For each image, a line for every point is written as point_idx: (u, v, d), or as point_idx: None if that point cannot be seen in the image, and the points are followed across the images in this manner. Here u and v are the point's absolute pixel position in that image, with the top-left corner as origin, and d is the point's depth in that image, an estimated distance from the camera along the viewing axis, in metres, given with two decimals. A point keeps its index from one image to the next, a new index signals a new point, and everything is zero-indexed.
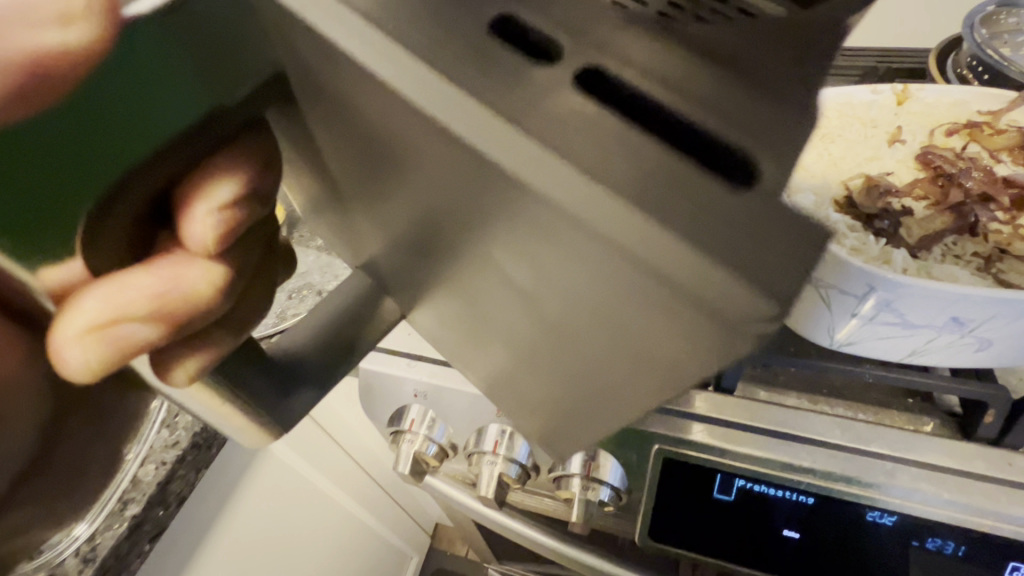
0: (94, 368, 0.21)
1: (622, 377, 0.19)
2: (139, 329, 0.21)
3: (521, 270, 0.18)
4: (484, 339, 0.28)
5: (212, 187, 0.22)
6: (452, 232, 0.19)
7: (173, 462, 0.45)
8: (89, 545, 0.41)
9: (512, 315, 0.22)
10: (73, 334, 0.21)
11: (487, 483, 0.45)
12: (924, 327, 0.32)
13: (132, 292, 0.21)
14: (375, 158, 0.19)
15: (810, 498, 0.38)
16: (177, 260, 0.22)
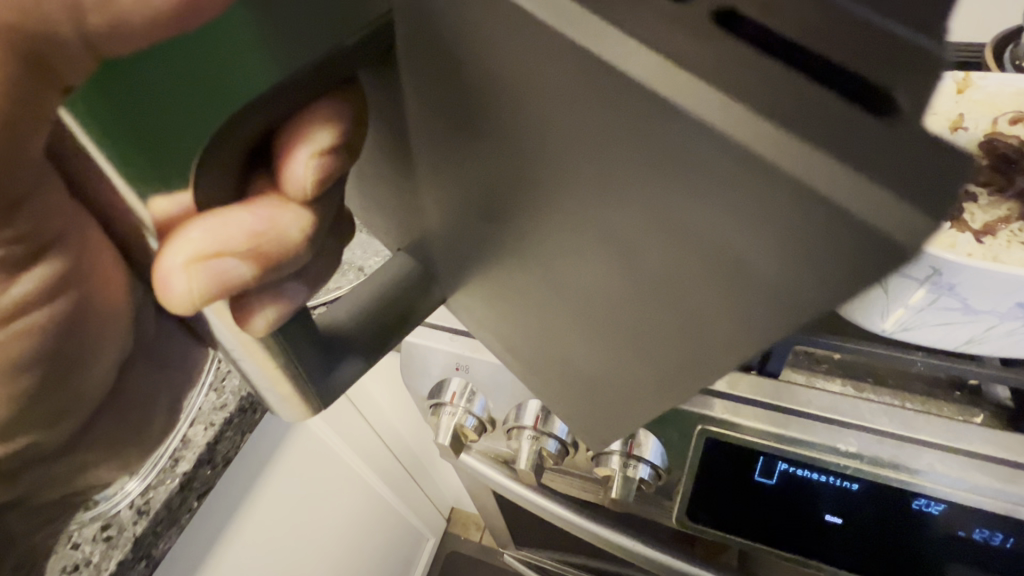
0: (193, 298, 0.24)
1: (699, 325, 0.20)
2: (237, 263, 0.24)
3: (604, 218, 0.19)
4: (542, 305, 0.28)
5: (311, 138, 0.23)
6: (545, 172, 0.20)
7: (220, 424, 0.45)
8: (142, 498, 0.43)
9: (588, 271, 0.23)
10: (181, 262, 0.23)
11: (526, 458, 0.46)
12: (985, 313, 0.32)
13: (234, 229, 0.23)
14: (467, 113, 0.20)
15: (855, 484, 0.38)
16: (271, 204, 0.24)
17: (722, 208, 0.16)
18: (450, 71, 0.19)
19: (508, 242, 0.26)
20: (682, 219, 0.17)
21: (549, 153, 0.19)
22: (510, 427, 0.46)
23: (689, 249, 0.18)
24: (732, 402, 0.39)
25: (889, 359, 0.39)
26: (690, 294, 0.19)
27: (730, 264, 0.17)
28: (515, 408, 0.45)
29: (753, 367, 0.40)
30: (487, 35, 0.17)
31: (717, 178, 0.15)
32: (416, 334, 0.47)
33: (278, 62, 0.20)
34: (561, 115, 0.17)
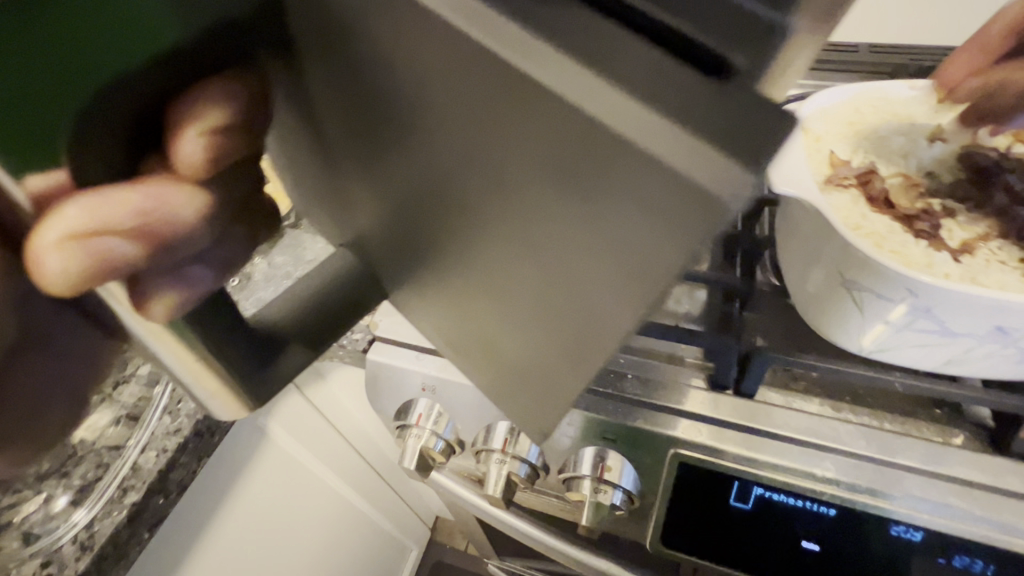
0: (72, 282, 0.19)
1: (627, 338, 0.19)
2: (124, 245, 0.20)
3: (515, 211, 0.19)
4: (482, 317, 0.27)
5: (204, 112, 0.21)
6: (465, 154, 0.19)
7: (174, 449, 0.43)
8: (87, 532, 0.40)
9: (511, 274, 0.22)
10: (51, 241, 0.19)
11: (495, 482, 0.44)
12: (963, 336, 0.31)
13: (115, 207, 0.19)
14: (381, 108, 0.21)
15: (833, 510, 0.37)
16: (160, 182, 0.21)
17: (617, 201, 0.16)
18: (356, 56, 0.20)
19: (443, 247, 0.25)
20: (588, 210, 0.17)
21: (454, 140, 0.19)
22: (478, 450, 0.44)
23: (595, 243, 0.17)
24: (709, 424, 0.38)
25: (866, 380, 0.37)
26: (600, 295, 0.19)
27: (634, 263, 0.17)
28: (483, 431, 0.43)
29: (728, 388, 0.39)
30: (384, 26, 0.18)
31: (608, 169, 0.16)
32: (380, 354, 0.45)
33: (177, 22, 0.19)
34: (459, 100, 0.18)
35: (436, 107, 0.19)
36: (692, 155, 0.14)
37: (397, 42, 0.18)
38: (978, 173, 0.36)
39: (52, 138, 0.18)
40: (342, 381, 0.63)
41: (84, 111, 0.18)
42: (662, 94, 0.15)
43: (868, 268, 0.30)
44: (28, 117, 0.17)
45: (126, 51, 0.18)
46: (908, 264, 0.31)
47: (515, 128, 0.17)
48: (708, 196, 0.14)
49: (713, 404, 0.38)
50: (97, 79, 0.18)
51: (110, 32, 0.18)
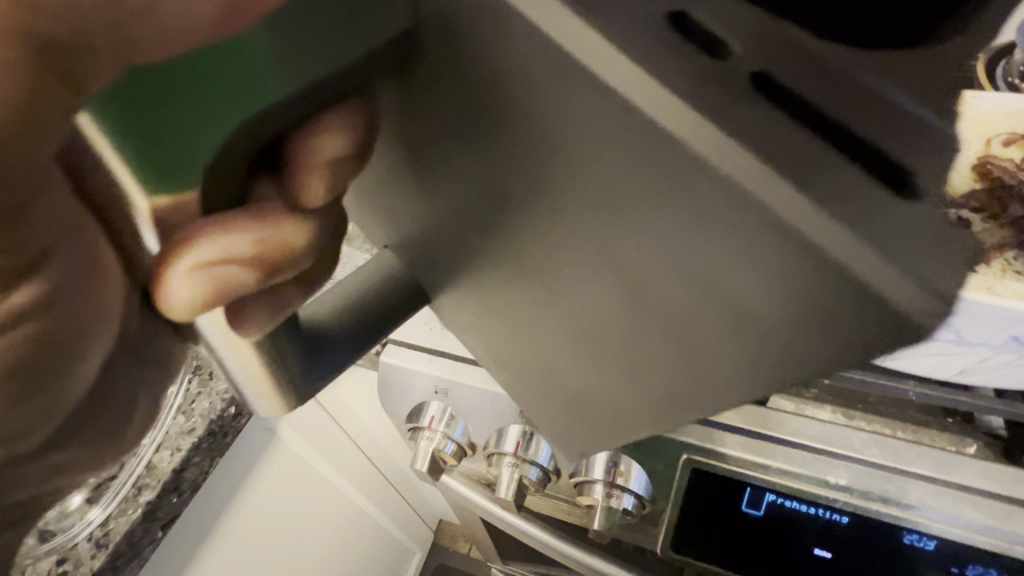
0: (195, 304, 0.22)
1: (707, 355, 0.20)
2: (241, 271, 0.22)
3: (605, 242, 0.20)
4: (538, 323, 0.27)
5: (323, 145, 0.21)
6: (547, 181, 0.19)
7: (188, 449, 0.44)
8: (102, 530, 0.41)
9: (586, 292, 0.23)
10: (184, 268, 0.21)
11: (506, 486, 0.44)
12: (980, 346, 0.31)
13: (238, 238, 0.21)
14: (466, 129, 0.20)
15: (845, 517, 0.37)
16: (275, 211, 0.22)
17: (713, 241, 0.17)
18: (456, 93, 0.19)
19: (490, 254, 0.26)
20: (683, 249, 0.18)
21: (559, 175, 0.19)
22: (490, 453, 0.44)
23: (685, 279, 0.19)
24: (722, 431, 0.38)
25: (883, 388, 0.38)
26: (681, 314, 0.20)
27: (718, 293, 0.18)
28: (496, 434, 0.44)
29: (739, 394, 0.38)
30: (502, 63, 0.17)
31: (710, 214, 0.16)
32: (393, 356, 0.45)
33: (305, 75, 0.17)
34: (580, 141, 0.17)
35: (549, 148, 0.18)
36: (743, 185, 0.15)
37: (510, 82, 0.17)
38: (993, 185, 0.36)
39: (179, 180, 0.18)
40: (353, 384, 0.63)
41: (209, 166, 0.18)
42: (696, 98, 0.15)
43: None
44: (159, 148, 0.17)
45: (246, 105, 0.17)
46: None
47: (640, 174, 0.17)
48: (796, 238, 0.15)
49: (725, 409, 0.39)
50: (218, 136, 0.17)
51: (243, 80, 0.17)
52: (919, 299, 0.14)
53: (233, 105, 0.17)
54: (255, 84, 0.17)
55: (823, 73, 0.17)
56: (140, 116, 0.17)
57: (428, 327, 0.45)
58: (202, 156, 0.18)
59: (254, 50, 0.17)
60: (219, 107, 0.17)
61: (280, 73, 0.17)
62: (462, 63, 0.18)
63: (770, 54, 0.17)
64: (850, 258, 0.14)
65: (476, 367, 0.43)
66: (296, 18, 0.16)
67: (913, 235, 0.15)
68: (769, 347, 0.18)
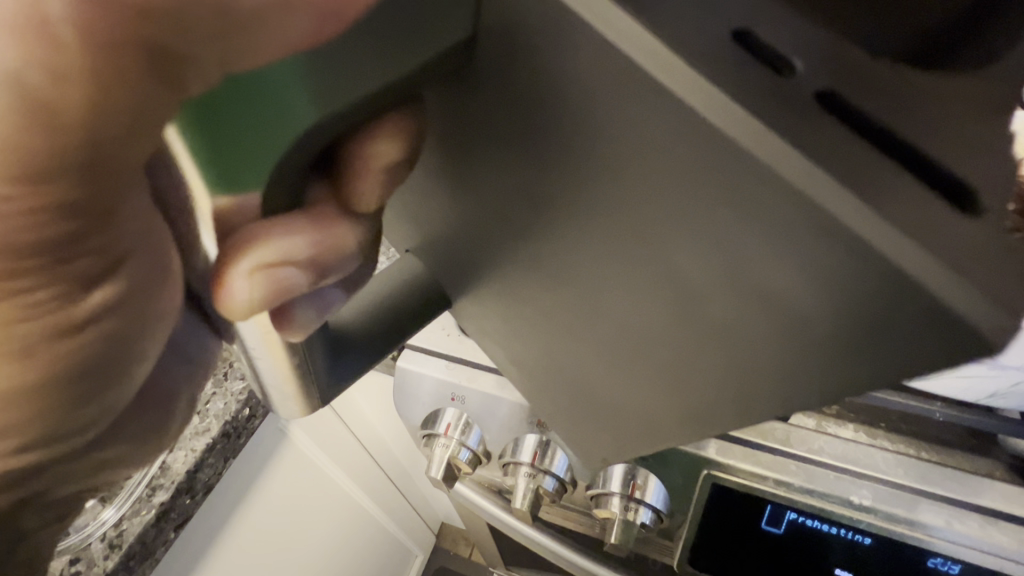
0: (252, 307, 0.23)
1: (763, 370, 0.20)
2: (295, 271, 0.24)
3: (652, 255, 0.19)
4: (571, 332, 0.27)
5: (381, 149, 0.22)
6: (593, 193, 0.19)
7: (202, 450, 0.43)
8: (116, 530, 0.40)
9: (632, 304, 0.22)
10: (244, 273, 0.22)
11: (522, 495, 0.43)
12: (1013, 369, 0.31)
13: (298, 239, 0.22)
14: (508, 141, 0.20)
15: (868, 538, 0.36)
16: (328, 215, 0.24)
17: (773, 258, 0.16)
18: (500, 102, 0.18)
19: (524, 264, 0.26)
20: (737, 266, 0.17)
21: (609, 191, 0.18)
22: (506, 462, 0.44)
23: (743, 297, 0.18)
24: (743, 446, 0.38)
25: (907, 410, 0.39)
26: (736, 332, 0.19)
27: (775, 309, 0.17)
28: (512, 443, 0.43)
29: None
30: (556, 79, 0.16)
31: (774, 231, 0.16)
32: (411, 361, 0.45)
33: (351, 98, 0.17)
34: (632, 158, 0.17)
35: (601, 161, 0.18)
36: (807, 216, 0.15)
37: (564, 100, 0.17)
38: None
39: (239, 183, 0.18)
40: (365, 387, 0.63)
41: (267, 176, 0.18)
42: (761, 112, 0.15)
43: None
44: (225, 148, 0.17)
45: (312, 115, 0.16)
46: None
47: (700, 191, 0.16)
48: (865, 262, 0.14)
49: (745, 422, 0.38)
50: (272, 154, 0.17)
51: (310, 91, 0.16)
52: (987, 334, 0.14)
53: (284, 128, 0.17)
54: (322, 92, 0.16)
55: (877, 94, 0.17)
56: (202, 132, 0.17)
57: (446, 333, 0.45)
58: (258, 174, 0.18)
59: (324, 60, 0.16)
60: (288, 115, 0.16)
61: (349, 83, 0.16)
62: (512, 78, 0.17)
63: (830, 77, 0.17)
64: (916, 288, 0.14)
65: (493, 374, 0.43)
66: (371, 30, 0.16)
67: (975, 266, 0.15)
68: (815, 364, 0.18)
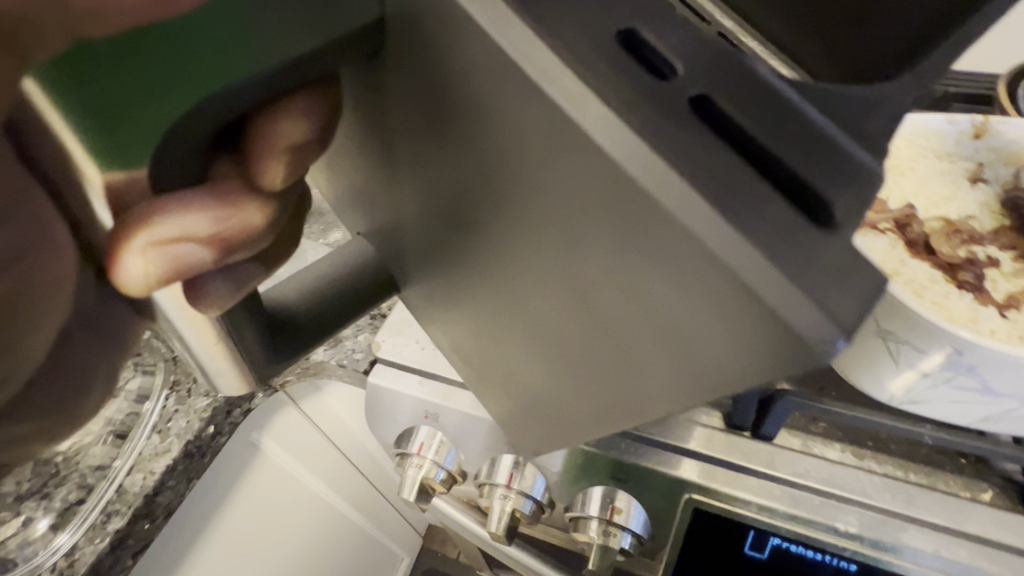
0: (148, 281, 0.21)
1: (676, 402, 0.18)
2: (196, 250, 0.21)
3: (582, 291, 0.18)
4: (509, 343, 0.26)
5: (282, 133, 0.20)
6: (512, 189, 0.18)
7: (162, 472, 0.41)
8: (67, 560, 0.38)
9: (571, 339, 0.21)
10: (136, 246, 0.20)
11: (498, 519, 0.42)
12: (1007, 397, 0.29)
13: (196, 216, 0.20)
14: (444, 128, 0.18)
15: (853, 565, 0.35)
16: (237, 195, 0.21)
17: (705, 311, 0.15)
18: (447, 115, 0.18)
19: (489, 286, 0.24)
20: (641, 282, 0.16)
21: (523, 186, 0.17)
22: (481, 483, 0.42)
23: (649, 318, 0.17)
24: (725, 470, 0.36)
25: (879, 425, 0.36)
26: (644, 356, 0.18)
27: (678, 339, 0.16)
28: (487, 464, 0.42)
29: (745, 429, 0.37)
30: (496, 103, 0.16)
31: (704, 280, 0.14)
32: (382, 376, 0.43)
33: (260, 64, 0.17)
34: (547, 158, 0.16)
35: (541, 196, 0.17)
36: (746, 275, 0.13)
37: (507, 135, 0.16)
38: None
39: (131, 147, 0.18)
40: (341, 396, 0.61)
41: (161, 143, 0.17)
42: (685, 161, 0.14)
43: (912, 323, 0.29)
44: (125, 105, 0.17)
45: (216, 78, 0.17)
46: (956, 322, 0.30)
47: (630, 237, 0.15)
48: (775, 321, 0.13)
49: (727, 442, 0.37)
50: (163, 120, 0.17)
51: (213, 54, 0.17)
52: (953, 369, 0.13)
53: (185, 87, 0.17)
54: (225, 54, 0.17)
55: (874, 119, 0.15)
56: (88, 89, 0.17)
57: (421, 348, 0.43)
58: (146, 139, 0.17)
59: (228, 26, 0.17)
60: (190, 77, 0.17)
61: (253, 49, 0.17)
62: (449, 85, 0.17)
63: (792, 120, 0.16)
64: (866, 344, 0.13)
65: (469, 392, 0.41)
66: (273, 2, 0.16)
67: None
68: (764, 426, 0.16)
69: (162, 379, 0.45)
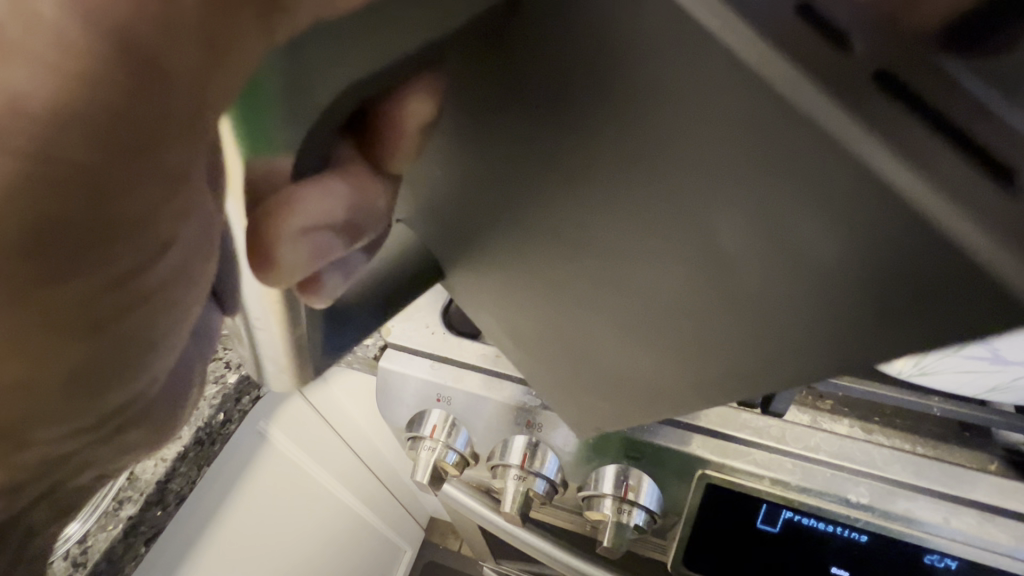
0: (291, 272, 0.21)
1: (784, 326, 0.19)
2: (330, 234, 0.22)
3: (680, 227, 0.18)
4: (572, 304, 0.25)
5: (411, 113, 0.18)
6: (603, 137, 0.17)
7: (173, 459, 0.41)
8: (80, 547, 0.38)
9: (652, 282, 0.21)
10: (282, 236, 0.21)
11: (512, 500, 0.42)
12: (1017, 365, 0.30)
13: (332, 201, 0.21)
14: (518, 94, 0.17)
15: (864, 536, 0.36)
16: (362, 178, 0.22)
17: (818, 222, 0.15)
18: (519, 70, 0.17)
19: (528, 249, 0.24)
20: (762, 208, 0.16)
21: (619, 134, 0.16)
22: (494, 465, 0.42)
23: (763, 247, 0.17)
24: (738, 445, 0.37)
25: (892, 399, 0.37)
26: (756, 286, 0.18)
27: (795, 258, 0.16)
28: (500, 445, 0.42)
29: (757, 406, 0.37)
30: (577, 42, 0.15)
31: (817, 191, 0.14)
32: (393, 360, 0.43)
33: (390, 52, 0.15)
34: (652, 98, 0.15)
35: (634, 141, 0.16)
36: None
37: (588, 71, 0.15)
38: None
39: (269, 148, 0.17)
40: (347, 385, 0.61)
41: (292, 138, 0.16)
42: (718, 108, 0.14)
43: None
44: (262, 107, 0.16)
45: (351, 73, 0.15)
46: None
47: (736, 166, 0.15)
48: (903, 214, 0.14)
49: (736, 419, 0.38)
50: (306, 108, 0.16)
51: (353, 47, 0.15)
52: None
53: (316, 84, 0.15)
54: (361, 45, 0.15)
55: None
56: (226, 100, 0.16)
57: (431, 331, 0.43)
58: (288, 129, 0.16)
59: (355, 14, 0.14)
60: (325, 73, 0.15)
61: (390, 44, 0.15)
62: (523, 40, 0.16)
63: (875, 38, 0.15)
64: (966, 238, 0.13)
65: (481, 374, 0.42)
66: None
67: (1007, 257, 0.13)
68: (859, 324, 0.17)
69: None
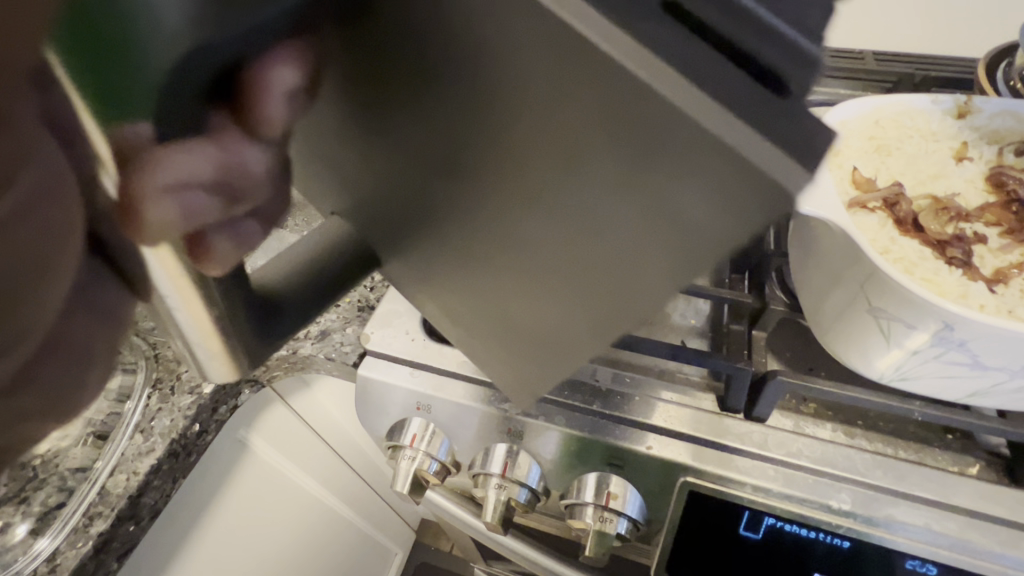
0: (158, 232, 0.20)
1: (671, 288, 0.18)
2: (199, 194, 0.20)
3: (566, 186, 0.18)
4: (491, 281, 0.24)
5: (278, 76, 0.18)
6: (488, 86, 0.17)
7: (146, 472, 0.40)
8: (48, 565, 0.37)
9: (547, 251, 0.21)
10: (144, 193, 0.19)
11: (493, 509, 0.41)
12: (995, 369, 0.30)
13: (198, 161, 0.19)
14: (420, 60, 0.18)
15: (846, 542, 0.36)
16: (236, 141, 0.20)
17: (688, 176, 0.16)
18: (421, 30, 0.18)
19: (455, 231, 0.24)
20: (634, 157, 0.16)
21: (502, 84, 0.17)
22: (475, 473, 0.42)
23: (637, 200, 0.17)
24: (721, 452, 0.36)
25: (863, 402, 0.36)
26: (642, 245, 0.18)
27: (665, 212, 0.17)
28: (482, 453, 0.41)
29: (740, 411, 0.37)
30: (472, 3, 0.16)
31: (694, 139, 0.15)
32: (371, 368, 0.42)
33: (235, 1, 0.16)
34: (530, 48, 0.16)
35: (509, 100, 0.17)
36: None
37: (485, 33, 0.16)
38: (1007, 197, 0.36)
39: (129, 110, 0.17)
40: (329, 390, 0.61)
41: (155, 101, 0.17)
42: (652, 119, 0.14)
43: (904, 298, 0.29)
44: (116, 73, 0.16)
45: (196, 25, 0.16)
46: (943, 296, 0.30)
47: (605, 130, 0.16)
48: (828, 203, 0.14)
49: (718, 425, 0.37)
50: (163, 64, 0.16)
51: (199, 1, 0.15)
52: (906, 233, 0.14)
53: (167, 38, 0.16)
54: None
55: None
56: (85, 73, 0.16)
57: (411, 338, 0.42)
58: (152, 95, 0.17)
59: None
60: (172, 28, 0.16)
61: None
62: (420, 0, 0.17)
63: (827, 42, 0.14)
64: None
65: (462, 383, 0.41)
66: None
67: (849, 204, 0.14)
68: None
69: (142, 377, 0.44)
